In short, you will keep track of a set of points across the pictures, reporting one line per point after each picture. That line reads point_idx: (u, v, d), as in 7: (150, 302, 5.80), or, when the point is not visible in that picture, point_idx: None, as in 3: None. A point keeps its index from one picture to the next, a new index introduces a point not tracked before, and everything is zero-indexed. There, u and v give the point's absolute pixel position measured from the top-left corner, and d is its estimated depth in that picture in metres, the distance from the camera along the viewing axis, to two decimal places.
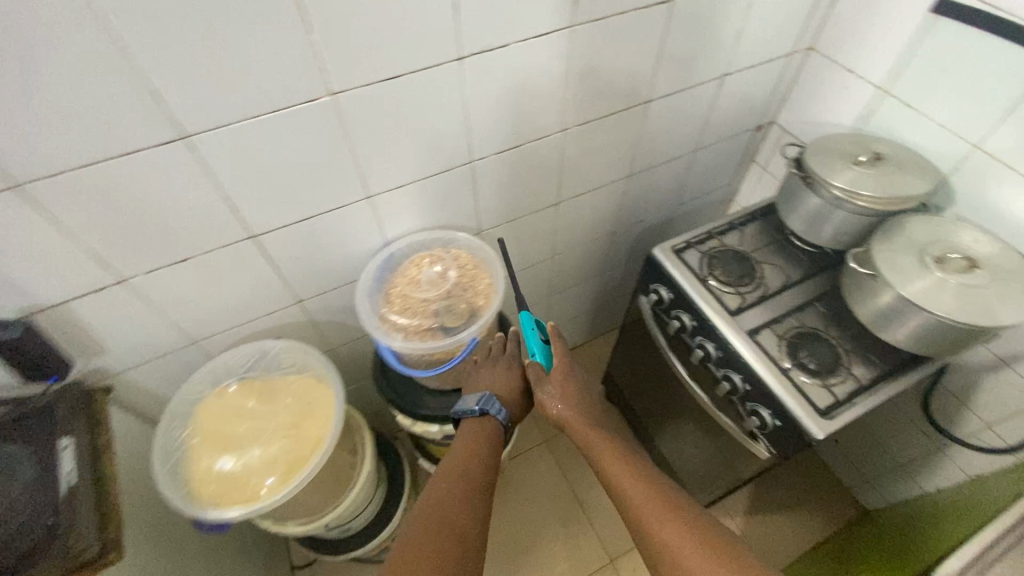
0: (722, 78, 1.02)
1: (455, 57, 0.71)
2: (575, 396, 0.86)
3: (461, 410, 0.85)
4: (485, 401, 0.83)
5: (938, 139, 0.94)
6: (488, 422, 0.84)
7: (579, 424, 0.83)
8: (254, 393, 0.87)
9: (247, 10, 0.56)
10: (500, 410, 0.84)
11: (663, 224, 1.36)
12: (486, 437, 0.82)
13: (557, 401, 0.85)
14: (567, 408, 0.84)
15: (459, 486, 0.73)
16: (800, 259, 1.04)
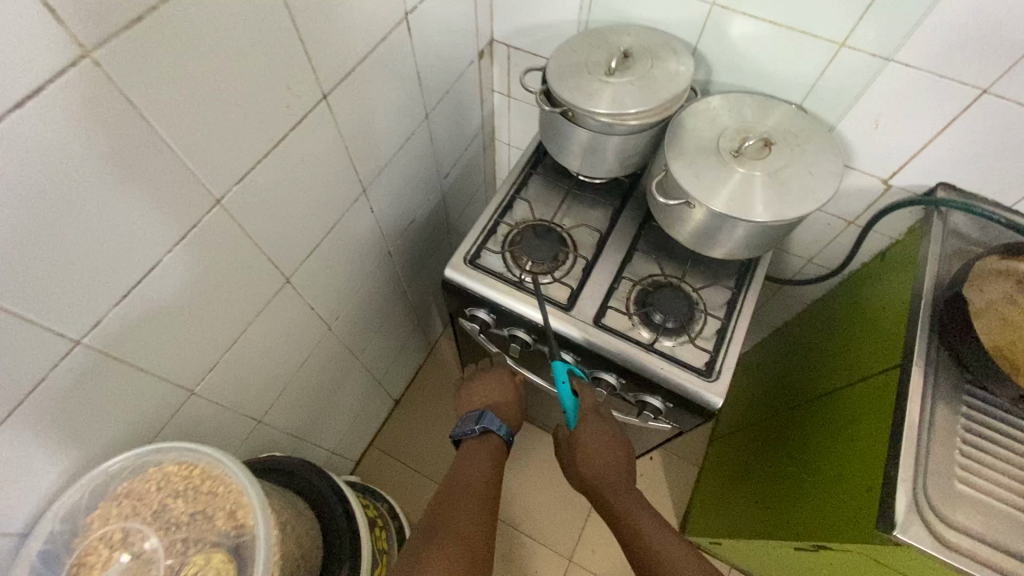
0: (407, 19, 0.71)
1: None
2: (603, 444, 0.77)
3: (462, 433, 0.82)
4: (487, 419, 0.81)
5: (671, 5, 0.78)
6: (491, 440, 0.81)
7: (602, 482, 0.76)
8: None
9: None
10: (501, 425, 0.82)
11: (437, 207, 1.08)
12: (485, 456, 0.79)
13: (586, 453, 0.77)
14: (591, 466, 0.77)
15: (455, 489, 0.74)
16: (598, 198, 0.87)
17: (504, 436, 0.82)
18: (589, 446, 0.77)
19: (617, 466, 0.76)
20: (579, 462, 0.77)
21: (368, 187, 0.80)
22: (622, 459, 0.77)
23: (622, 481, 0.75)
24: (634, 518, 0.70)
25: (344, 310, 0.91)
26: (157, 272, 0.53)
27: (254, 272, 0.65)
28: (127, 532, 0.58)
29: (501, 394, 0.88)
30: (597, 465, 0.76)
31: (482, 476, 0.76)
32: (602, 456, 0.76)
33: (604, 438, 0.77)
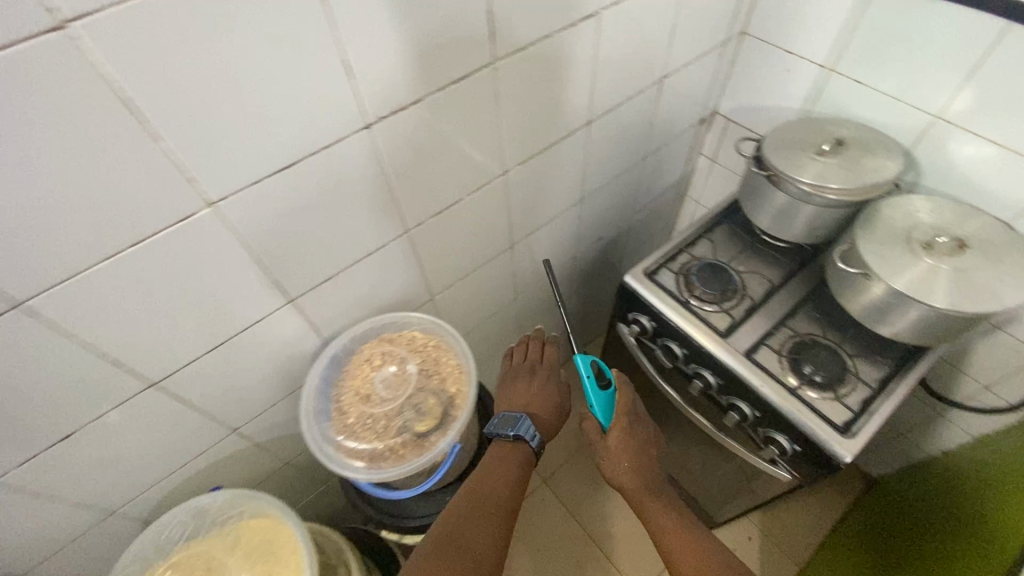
0: (662, 81, 0.93)
1: (362, 124, 0.58)
2: (634, 455, 0.82)
3: (494, 431, 0.80)
4: (521, 426, 0.79)
5: (892, 111, 0.88)
6: (518, 449, 0.79)
7: (634, 485, 0.81)
8: (201, 567, 0.69)
9: (91, 155, 0.43)
10: (534, 434, 0.79)
11: (622, 235, 1.27)
12: (512, 464, 0.76)
13: (619, 462, 0.82)
14: (624, 472, 0.81)
15: (475, 506, 0.70)
16: (775, 258, 0.98)
17: (534, 446, 0.80)
18: (622, 457, 0.82)
19: (643, 467, 0.82)
20: (610, 469, 0.83)
21: (585, 196, 1.02)
22: (651, 460, 0.84)
23: (649, 481, 0.81)
24: (660, 520, 0.76)
25: (530, 288, 1.12)
26: (457, 205, 0.78)
27: (498, 230, 0.90)
28: (386, 358, 0.79)
29: (530, 400, 0.87)
30: (628, 473, 0.81)
31: (508, 490, 0.72)
32: (632, 463, 0.82)
33: (636, 450, 0.83)
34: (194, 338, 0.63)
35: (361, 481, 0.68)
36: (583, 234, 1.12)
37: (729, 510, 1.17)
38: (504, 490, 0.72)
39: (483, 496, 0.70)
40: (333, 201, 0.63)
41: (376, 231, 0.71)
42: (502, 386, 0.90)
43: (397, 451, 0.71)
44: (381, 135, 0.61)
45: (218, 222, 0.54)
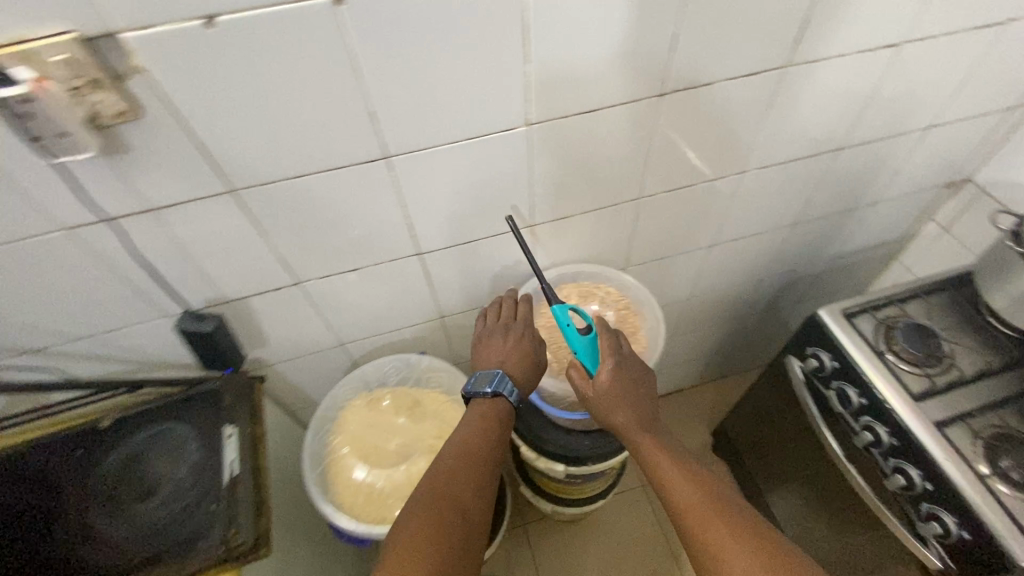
0: (927, 129, 0.91)
1: (657, 92, 0.68)
2: (624, 399, 0.70)
3: (470, 389, 0.73)
4: (500, 380, 0.72)
5: None
6: (498, 404, 0.72)
7: (634, 428, 0.68)
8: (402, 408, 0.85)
9: (486, 61, 0.57)
10: (513, 389, 0.73)
11: (812, 275, 1.24)
12: (486, 416, 0.70)
13: (609, 406, 0.70)
14: (626, 413, 0.69)
15: (452, 489, 0.60)
16: (996, 343, 0.90)
17: (512, 400, 0.73)
18: (607, 399, 0.70)
19: (638, 405, 0.70)
20: (603, 416, 0.71)
21: (798, 221, 1.03)
22: (649, 399, 0.72)
23: (648, 421, 0.70)
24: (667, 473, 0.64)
25: (706, 293, 1.15)
26: (690, 189, 0.85)
27: (709, 225, 0.95)
28: (588, 297, 0.85)
29: (505, 358, 0.76)
30: (626, 418, 0.69)
31: (484, 439, 0.67)
32: (628, 402, 0.70)
33: (617, 392, 0.70)
34: (459, 226, 0.77)
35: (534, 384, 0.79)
36: (778, 260, 1.13)
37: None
38: (479, 455, 0.65)
39: (461, 467, 0.63)
40: (607, 148, 0.73)
41: (623, 188, 0.80)
42: (485, 342, 0.78)
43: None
44: (670, 105, 0.71)
45: (527, 139, 0.67)
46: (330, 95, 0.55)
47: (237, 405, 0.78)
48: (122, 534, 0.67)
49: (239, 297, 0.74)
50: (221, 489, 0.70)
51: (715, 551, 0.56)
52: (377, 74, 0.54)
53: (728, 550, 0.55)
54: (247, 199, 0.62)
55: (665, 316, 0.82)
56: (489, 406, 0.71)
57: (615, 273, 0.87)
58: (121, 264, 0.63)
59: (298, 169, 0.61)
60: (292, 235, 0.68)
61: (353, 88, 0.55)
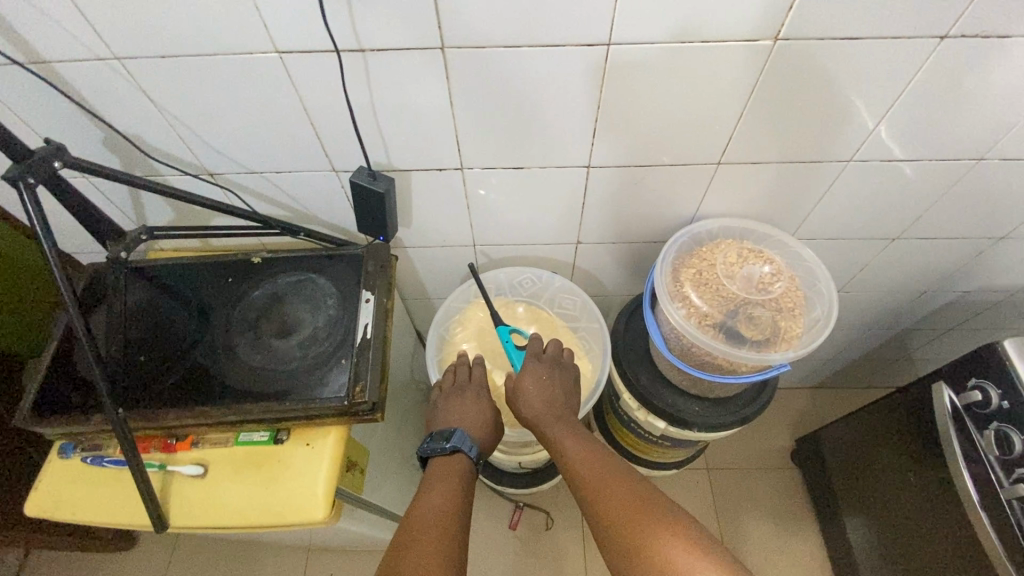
0: None
1: (934, 36, 0.58)
2: (538, 385, 0.75)
3: (426, 451, 0.71)
4: (457, 437, 0.71)
5: None
6: (458, 458, 0.70)
7: (542, 413, 0.73)
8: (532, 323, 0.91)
9: None
10: (473, 444, 0.71)
11: (980, 306, 1.09)
12: (445, 479, 0.67)
13: (521, 394, 0.75)
14: (532, 392, 0.75)
15: (413, 532, 0.58)
16: None
17: (473, 454, 0.71)
18: (530, 388, 0.75)
19: (557, 403, 0.74)
20: (519, 409, 0.76)
21: (1003, 237, 0.88)
22: (567, 403, 0.75)
23: (568, 419, 0.72)
24: (567, 453, 0.67)
25: (854, 291, 1.04)
26: (906, 165, 0.74)
27: (902, 214, 0.83)
28: (758, 255, 0.77)
29: (461, 418, 0.75)
30: (535, 403, 0.74)
31: (444, 500, 0.63)
32: (542, 390, 0.75)
33: (540, 380, 0.76)
34: (640, 148, 0.71)
35: (673, 321, 0.72)
36: (953, 275, 0.99)
37: None
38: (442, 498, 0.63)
39: (428, 514, 0.61)
40: (836, 94, 0.64)
41: (830, 146, 0.71)
42: (438, 407, 0.78)
43: (717, 328, 0.73)
44: (940, 53, 0.59)
45: (760, 59, 0.60)
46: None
47: (377, 276, 0.77)
48: (260, 362, 0.71)
49: (404, 168, 0.73)
50: (351, 350, 0.71)
51: (624, 533, 0.56)
52: None
53: (634, 528, 0.56)
54: (454, 62, 0.59)
55: (840, 303, 0.73)
56: (447, 464, 0.69)
57: (789, 240, 0.79)
58: (316, 102, 0.63)
59: (514, 39, 0.57)
60: (479, 113, 0.66)
61: None
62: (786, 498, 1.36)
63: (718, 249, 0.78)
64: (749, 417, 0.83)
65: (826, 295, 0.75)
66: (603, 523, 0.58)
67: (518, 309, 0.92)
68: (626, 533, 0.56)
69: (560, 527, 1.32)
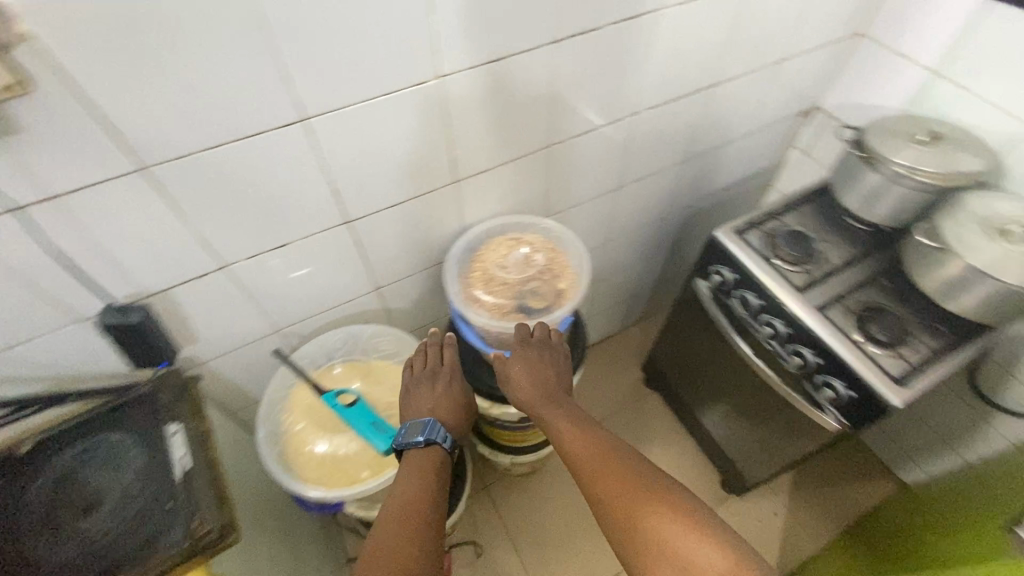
0: (779, 63, 1.05)
1: (553, 39, 0.74)
2: (530, 369, 0.78)
3: (402, 442, 0.77)
4: (432, 429, 0.77)
5: (985, 117, 0.97)
6: (435, 450, 0.77)
7: (528, 397, 0.78)
8: (358, 376, 0.94)
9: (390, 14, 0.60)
10: (445, 437, 0.77)
11: (707, 210, 1.39)
12: (421, 466, 0.74)
13: (511, 379, 0.79)
14: (522, 380, 0.78)
15: (390, 520, 0.64)
16: (854, 239, 1.08)
17: (447, 445, 0.78)
18: (521, 375, 0.79)
19: (546, 386, 0.78)
20: (512, 391, 0.80)
21: (688, 158, 1.15)
22: (558, 385, 0.79)
23: (556, 400, 0.76)
24: (559, 431, 0.72)
25: (620, 236, 1.26)
26: (593, 132, 0.93)
27: (614, 167, 1.04)
28: (515, 243, 0.91)
29: (432, 410, 0.82)
30: (523, 385, 0.78)
31: (423, 489, 0.70)
32: (533, 373, 0.78)
33: (532, 363, 0.79)
34: (383, 190, 0.79)
35: (477, 323, 0.82)
36: (676, 196, 1.25)
37: (766, 473, 1.27)
38: (419, 489, 0.69)
39: (398, 505, 0.67)
40: (513, 99, 0.79)
41: (532, 137, 0.86)
42: (409, 403, 0.83)
43: (514, 312, 0.85)
44: (565, 50, 0.77)
45: (439, 91, 0.71)
46: (247, 46, 0.55)
47: (176, 406, 0.77)
48: (65, 555, 0.60)
49: (161, 289, 0.71)
50: (174, 488, 0.68)
51: (625, 511, 0.60)
52: (286, 30, 0.56)
53: (636, 509, 0.59)
54: (161, 176, 0.60)
55: (589, 250, 0.89)
56: (424, 456, 0.75)
57: (538, 219, 0.94)
58: (23, 262, 0.59)
59: (211, 139, 0.60)
60: (212, 213, 0.67)
61: (261, 47, 0.56)
62: (653, 418, 1.57)
63: (487, 252, 0.91)
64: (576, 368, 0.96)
65: (579, 248, 0.91)
66: (607, 501, 0.62)
67: (339, 370, 0.95)
68: (630, 509, 0.60)
69: (490, 547, 1.35)
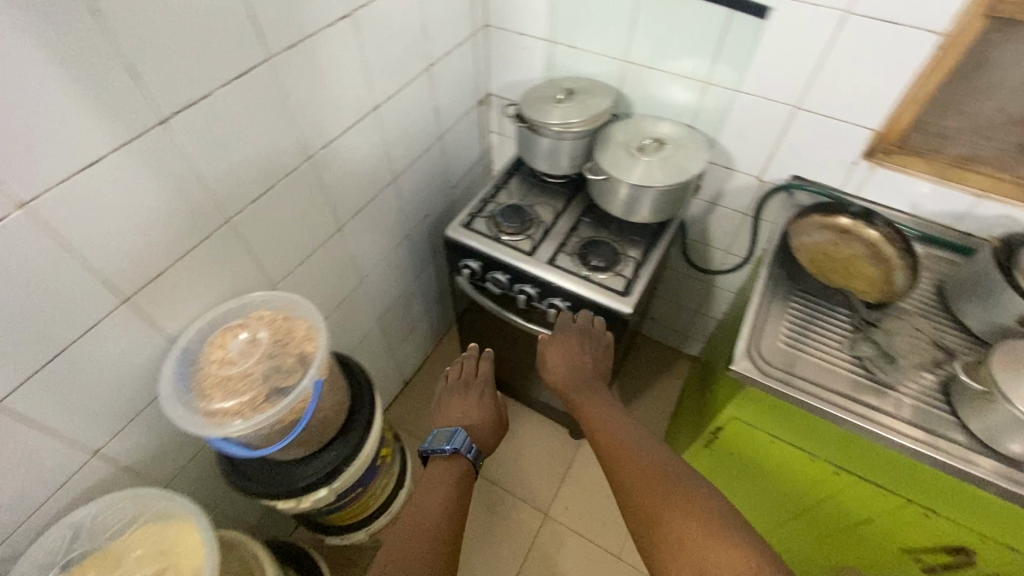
0: (430, 69, 1.13)
1: (155, 121, 0.67)
2: (566, 357, 1.04)
3: (430, 449, 0.99)
4: (458, 439, 0.98)
5: (596, 63, 1.18)
6: (458, 461, 0.97)
7: (566, 383, 1.04)
8: (98, 566, 0.78)
9: None
10: (470, 449, 0.99)
11: (446, 211, 1.46)
12: (448, 474, 0.95)
13: (556, 360, 1.05)
14: (557, 372, 1.05)
15: (411, 522, 0.82)
16: (557, 192, 1.23)
17: (471, 458, 0.99)
18: (555, 361, 1.05)
19: (580, 368, 1.03)
20: (547, 377, 1.08)
21: (396, 175, 1.18)
22: (594, 364, 1.04)
23: (586, 382, 1.02)
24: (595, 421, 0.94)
25: (374, 270, 1.26)
26: (272, 192, 0.88)
27: (321, 214, 1.01)
28: (235, 330, 0.85)
29: (477, 417, 1.09)
30: (558, 370, 1.05)
31: (437, 512, 0.85)
32: (568, 360, 1.03)
33: (563, 349, 1.04)
34: (23, 353, 0.65)
35: (222, 434, 0.75)
36: (408, 212, 1.29)
37: None
38: (445, 505, 0.87)
39: (428, 513, 0.84)
40: (148, 196, 0.70)
41: (201, 223, 0.79)
42: (442, 405, 1.12)
43: (267, 400, 0.80)
44: (181, 128, 0.70)
45: (30, 223, 0.59)
46: None
47: None
48: None
49: None
50: None
51: (645, 511, 0.74)
52: None
53: (659, 491, 0.75)
54: None
55: (316, 305, 0.87)
56: (455, 464, 0.97)
57: (255, 296, 0.88)
58: None
59: None
60: None
61: None
62: None
63: (210, 349, 0.83)
64: (369, 418, 0.93)
65: (306, 308, 0.88)
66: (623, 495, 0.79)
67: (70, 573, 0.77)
68: (640, 503, 0.76)
69: None
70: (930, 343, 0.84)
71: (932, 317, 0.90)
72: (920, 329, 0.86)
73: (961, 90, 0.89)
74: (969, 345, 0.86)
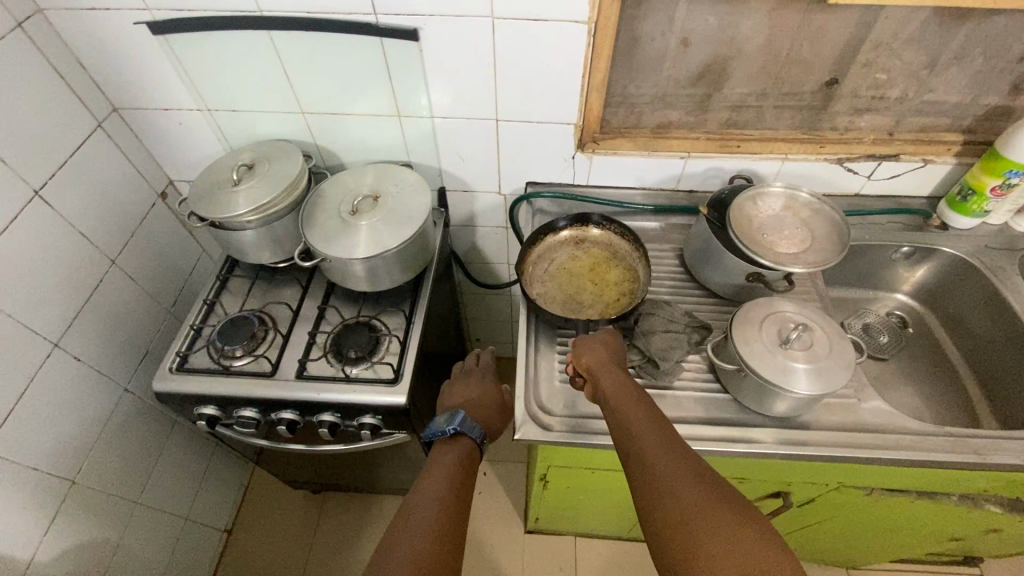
0: (42, 195, 0.84)
1: None
2: (611, 351, 0.76)
3: (433, 431, 0.74)
4: (461, 417, 0.74)
5: (272, 120, 0.98)
6: (462, 443, 0.72)
7: (606, 370, 0.72)
8: None
9: None
10: (476, 428, 0.75)
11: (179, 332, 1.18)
12: (457, 455, 0.70)
13: (599, 346, 0.76)
14: (598, 357, 0.74)
15: (411, 512, 0.57)
16: (291, 279, 1.03)
17: (476, 436, 0.75)
18: (600, 347, 0.76)
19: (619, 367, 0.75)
20: (582, 354, 0.75)
21: (58, 341, 0.89)
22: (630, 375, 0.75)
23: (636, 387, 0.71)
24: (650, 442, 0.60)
25: (87, 457, 0.96)
26: None
27: None
28: None
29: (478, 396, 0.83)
30: (594, 355, 0.74)
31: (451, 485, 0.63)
32: (611, 354, 0.75)
33: (612, 345, 0.77)
34: None
35: None
36: (111, 367, 1.00)
37: None
38: (454, 485, 0.63)
39: (433, 494, 0.60)
40: None
41: None
42: (448, 388, 0.86)
43: None
44: None
45: None
46: None
47: None
48: None
49: None
50: None
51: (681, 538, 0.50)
52: None
53: (648, 490, 0.55)
54: None
55: None
56: (458, 444, 0.72)
57: None
58: None
59: None
60: None
61: None
62: (343, 511, 1.45)
63: None
64: None
65: None
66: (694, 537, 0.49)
67: None
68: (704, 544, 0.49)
69: None
70: (689, 325, 0.81)
71: (685, 294, 0.91)
72: (674, 317, 0.81)
73: (631, 68, 0.88)
74: (719, 311, 0.89)
